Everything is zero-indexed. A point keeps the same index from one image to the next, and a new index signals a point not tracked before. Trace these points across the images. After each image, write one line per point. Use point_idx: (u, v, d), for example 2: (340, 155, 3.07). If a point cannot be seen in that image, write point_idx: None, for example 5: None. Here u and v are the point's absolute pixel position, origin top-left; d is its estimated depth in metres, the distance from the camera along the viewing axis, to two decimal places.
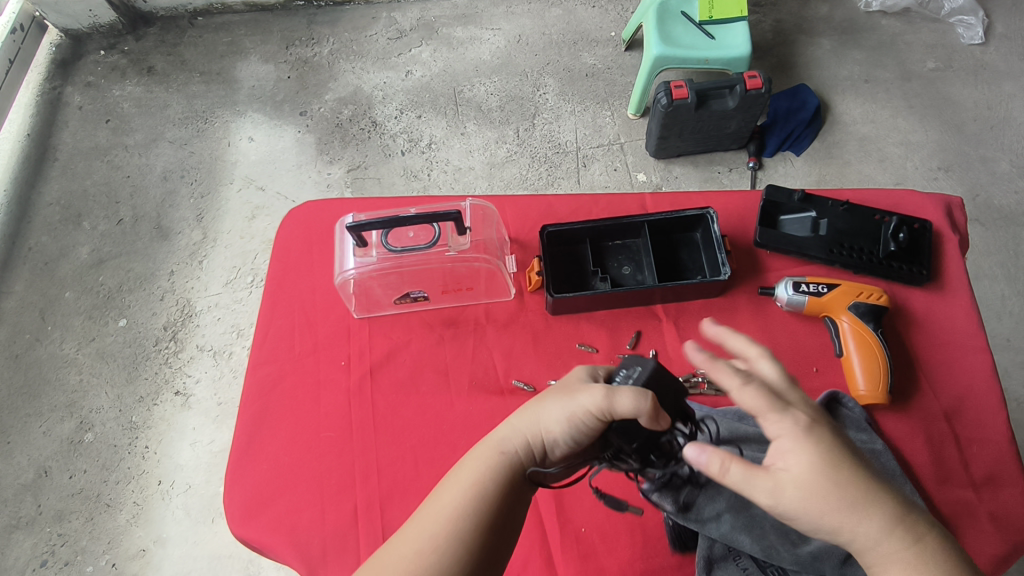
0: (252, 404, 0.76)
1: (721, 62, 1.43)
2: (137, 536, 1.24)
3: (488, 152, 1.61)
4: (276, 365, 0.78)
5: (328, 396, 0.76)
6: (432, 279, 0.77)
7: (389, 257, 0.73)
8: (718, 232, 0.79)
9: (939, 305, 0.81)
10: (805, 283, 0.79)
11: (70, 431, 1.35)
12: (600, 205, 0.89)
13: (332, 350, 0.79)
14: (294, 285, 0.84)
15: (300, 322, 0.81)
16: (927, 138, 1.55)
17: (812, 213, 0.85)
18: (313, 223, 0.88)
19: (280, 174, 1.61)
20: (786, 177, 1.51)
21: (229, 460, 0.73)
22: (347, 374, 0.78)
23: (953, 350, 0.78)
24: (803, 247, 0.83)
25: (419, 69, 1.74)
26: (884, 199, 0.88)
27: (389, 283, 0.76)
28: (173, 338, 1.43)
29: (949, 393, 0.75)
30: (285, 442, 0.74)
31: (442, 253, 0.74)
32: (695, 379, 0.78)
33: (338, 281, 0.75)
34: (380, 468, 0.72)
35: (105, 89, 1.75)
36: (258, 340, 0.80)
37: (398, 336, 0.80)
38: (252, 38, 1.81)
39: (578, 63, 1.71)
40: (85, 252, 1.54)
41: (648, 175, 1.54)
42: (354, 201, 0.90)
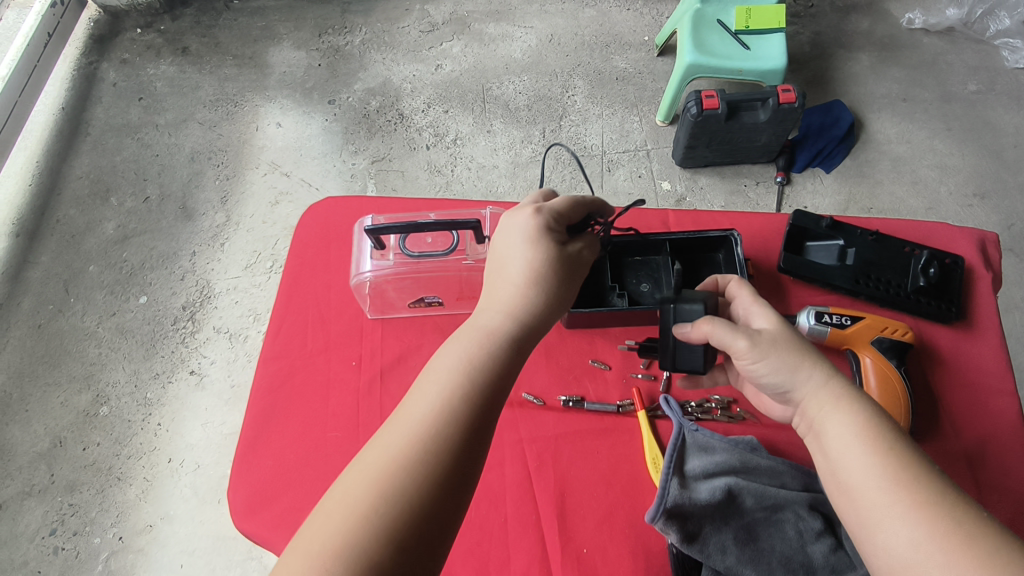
0: (261, 399, 0.76)
1: (755, 74, 1.41)
2: (145, 511, 1.26)
3: (513, 151, 1.60)
4: (287, 360, 0.78)
5: (337, 395, 0.76)
6: (448, 285, 0.77)
7: (406, 262, 0.73)
8: (740, 255, 0.78)
9: (967, 345, 0.78)
10: (827, 313, 0.76)
11: (86, 403, 1.37)
12: (621, 219, 0.88)
13: (344, 349, 0.79)
14: (309, 281, 0.84)
15: (314, 319, 0.81)
16: (964, 163, 1.51)
17: (839, 241, 0.84)
18: (332, 219, 0.89)
19: (305, 161, 1.62)
20: (814, 195, 1.48)
21: (236, 453, 0.73)
22: (357, 374, 0.78)
23: (978, 392, 0.75)
24: (828, 276, 0.81)
25: (448, 63, 1.73)
26: (916, 231, 0.86)
27: (404, 287, 0.76)
28: (191, 318, 1.45)
29: (971, 435, 0.73)
30: (292, 438, 0.74)
31: (459, 261, 0.74)
32: (708, 404, 0.76)
33: (354, 282, 0.75)
34: None
35: (139, 67, 1.77)
36: (271, 335, 0.80)
37: (411, 339, 0.80)
38: (286, 24, 1.82)
39: (609, 66, 1.70)
40: (110, 227, 1.56)
41: (672, 183, 1.52)
42: (375, 200, 0.90)
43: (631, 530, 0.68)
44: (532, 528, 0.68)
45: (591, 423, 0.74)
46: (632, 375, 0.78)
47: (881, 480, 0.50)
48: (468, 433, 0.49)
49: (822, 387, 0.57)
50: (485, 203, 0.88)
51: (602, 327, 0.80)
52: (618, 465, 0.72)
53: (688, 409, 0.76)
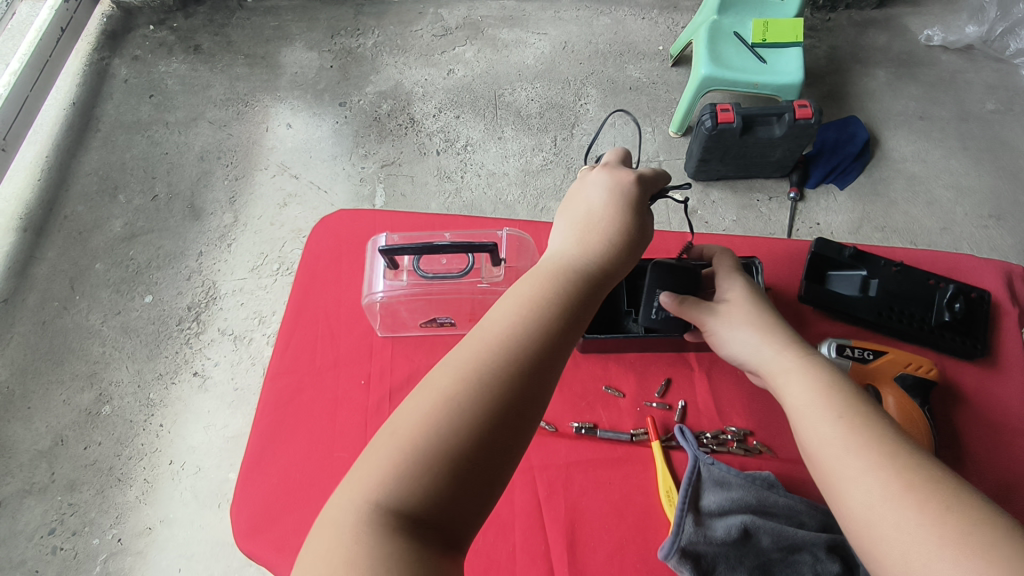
0: (268, 415, 0.75)
1: (771, 88, 1.39)
2: (144, 514, 1.26)
3: (524, 159, 1.59)
4: (295, 376, 0.77)
5: (346, 414, 0.75)
6: (460, 306, 0.77)
7: (419, 284, 0.72)
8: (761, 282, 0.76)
9: (991, 384, 0.77)
10: (849, 346, 0.75)
11: (89, 401, 1.37)
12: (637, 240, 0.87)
13: (353, 367, 0.78)
14: (320, 295, 0.83)
15: (323, 334, 0.80)
16: (980, 184, 1.49)
17: (863, 272, 0.82)
18: (344, 231, 0.88)
19: (314, 164, 1.61)
20: (827, 212, 1.47)
21: (241, 469, 0.72)
22: (366, 393, 0.77)
23: (1004, 433, 0.73)
24: (851, 308, 0.80)
25: (461, 68, 1.72)
26: (940, 263, 0.85)
27: (417, 307, 0.76)
28: (196, 319, 1.44)
29: (993, 478, 0.71)
30: (299, 457, 0.73)
31: (474, 284, 0.73)
32: (724, 436, 0.74)
33: (365, 302, 0.75)
34: None
35: (151, 64, 1.77)
36: (279, 349, 0.79)
37: (420, 359, 0.79)
38: (298, 24, 1.81)
39: (623, 75, 1.68)
40: (118, 225, 1.56)
41: (684, 196, 1.50)
42: (387, 215, 0.90)
43: (641, 565, 0.66)
44: (540, 559, 0.67)
45: (604, 452, 0.73)
46: (646, 403, 0.77)
47: (841, 437, 0.52)
48: (548, 353, 0.48)
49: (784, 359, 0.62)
50: (499, 222, 0.88)
51: (618, 353, 0.79)
52: (630, 496, 0.71)
53: (703, 440, 0.74)
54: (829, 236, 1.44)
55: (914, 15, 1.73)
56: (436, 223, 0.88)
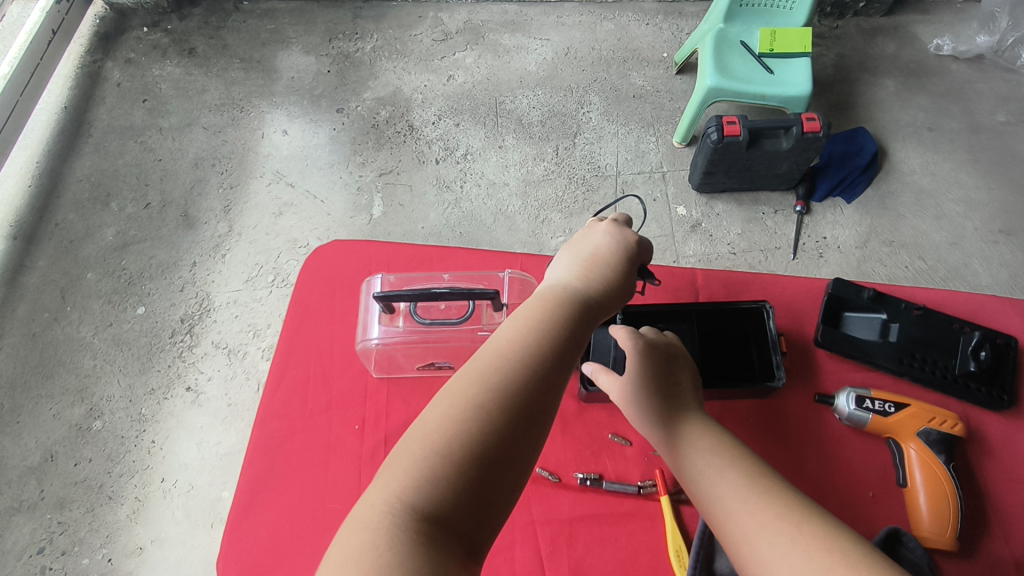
0: (256, 461, 0.73)
1: (778, 99, 1.36)
2: (136, 533, 1.23)
3: (525, 168, 1.55)
4: (286, 420, 0.75)
5: (338, 461, 0.73)
6: (459, 352, 0.77)
7: (416, 329, 0.72)
8: (773, 332, 0.77)
9: (1017, 435, 0.75)
10: (869, 398, 0.73)
11: (80, 416, 1.34)
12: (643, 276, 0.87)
13: (347, 411, 0.76)
14: (313, 334, 0.82)
15: (316, 375, 0.79)
16: (990, 198, 1.46)
17: (881, 315, 0.81)
18: (339, 266, 0.88)
19: (310, 172, 1.58)
20: (834, 225, 1.44)
21: (228, 520, 0.70)
22: (360, 439, 0.75)
23: None
24: (870, 353, 0.79)
25: (461, 74, 1.69)
26: (963, 304, 0.84)
27: (414, 352, 0.75)
28: (189, 332, 1.41)
29: (1019, 538, 0.70)
30: (288, 507, 0.70)
31: (474, 331, 0.73)
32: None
33: (360, 346, 0.74)
34: None
35: (145, 67, 1.73)
36: (270, 391, 0.77)
37: (417, 403, 0.77)
38: (296, 27, 1.78)
39: (626, 83, 1.65)
40: (110, 233, 1.53)
41: (688, 209, 1.47)
42: (383, 246, 0.89)
43: None
44: None
45: (609, 506, 0.72)
46: (655, 453, 0.75)
47: (721, 477, 0.54)
48: (563, 360, 0.49)
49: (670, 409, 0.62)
50: (499, 260, 0.87)
51: None
52: (638, 554, 0.69)
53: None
54: (836, 251, 1.41)
55: (924, 23, 1.70)
56: (434, 259, 0.87)
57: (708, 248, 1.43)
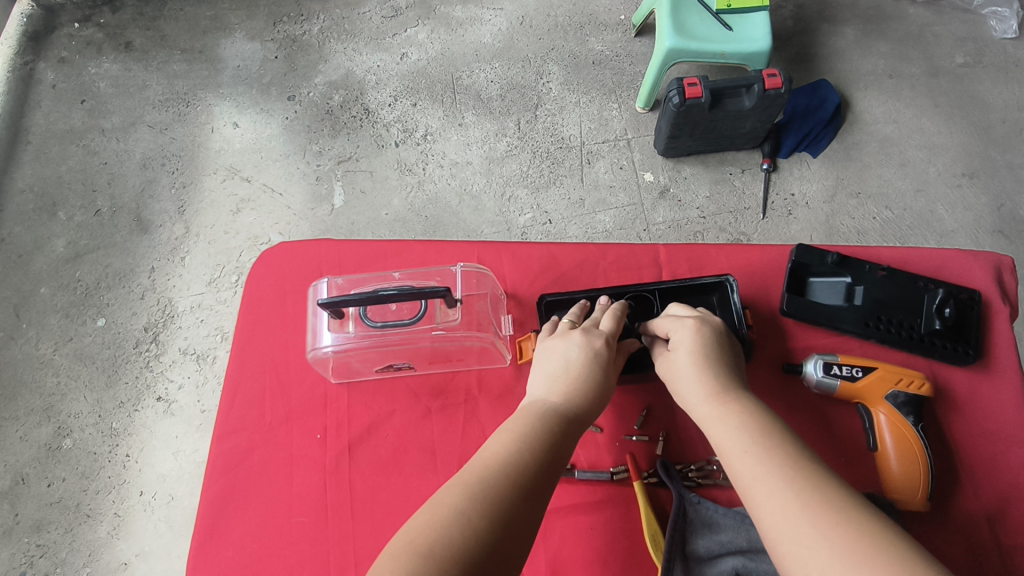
0: (216, 481, 0.72)
1: (738, 57, 1.34)
2: (119, 549, 1.20)
3: (487, 145, 1.51)
4: (244, 435, 0.74)
5: (302, 473, 0.72)
6: (417, 353, 0.74)
7: (368, 333, 0.70)
8: (738, 303, 0.76)
9: (982, 388, 0.76)
10: (837, 364, 0.74)
11: (48, 436, 1.30)
12: (607, 257, 0.85)
13: (307, 420, 0.75)
14: (266, 341, 0.80)
15: (273, 386, 0.77)
16: (953, 141, 1.47)
17: (846, 279, 0.80)
18: (288, 269, 0.85)
19: (265, 164, 1.52)
20: (802, 181, 1.43)
21: (192, 543, 0.69)
22: (322, 449, 0.73)
23: (998, 443, 0.73)
24: (836, 319, 0.78)
25: (414, 52, 1.63)
26: (928, 261, 0.84)
27: (369, 357, 0.73)
28: (154, 340, 1.37)
29: (991, 493, 0.71)
30: (254, 527, 0.70)
31: (428, 331, 0.70)
32: (709, 467, 0.73)
33: (312, 355, 0.72)
34: (357, 560, 0.67)
35: (80, 66, 1.64)
36: (225, 407, 0.75)
37: (381, 407, 0.75)
38: (236, 12, 1.69)
39: (585, 49, 1.61)
40: (61, 244, 1.46)
41: (655, 175, 1.45)
42: (333, 243, 0.86)
43: None
44: None
45: (582, 496, 0.71)
46: (626, 438, 0.75)
47: (765, 472, 0.52)
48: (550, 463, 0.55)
49: (708, 397, 0.61)
50: (460, 252, 0.85)
51: None
52: (613, 542, 0.69)
53: (688, 474, 0.73)
54: (804, 207, 1.41)
55: None
56: (387, 255, 0.85)
57: (677, 213, 1.41)
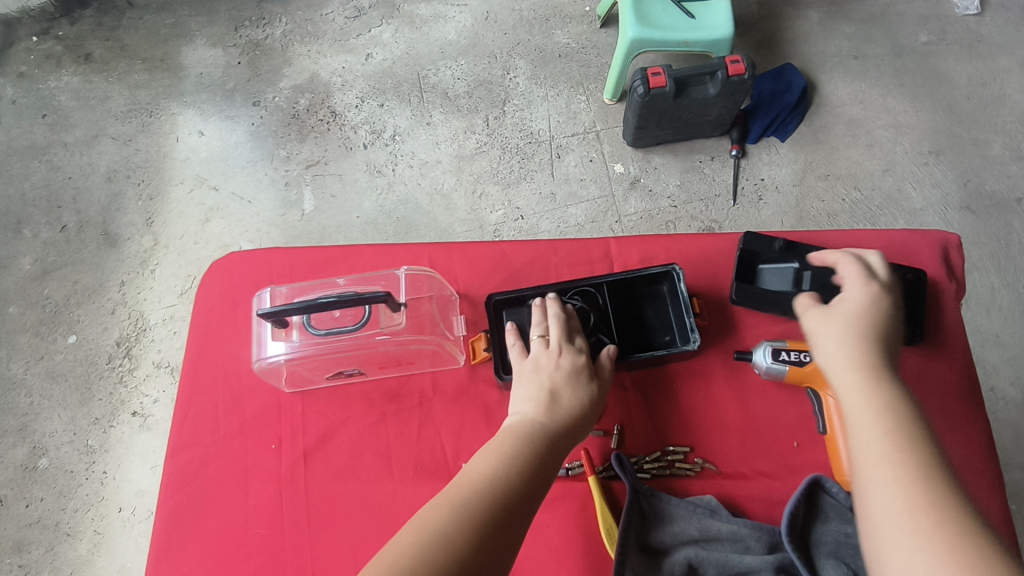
0: (171, 498, 0.71)
1: (702, 44, 1.34)
2: (100, 566, 1.19)
3: (457, 143, 1.51)
4: (198, 449, 0.73)
5: (257, 484, 0.71)
6: (367, 359, 0.73)
7: (313, 340, 0.69)
8: (685, 293, 0.77)
9: (931, 366, 0.77)
10: (786, 350, 0.73)
11: (23, 456, 1.28)
12: (558, 253, 0.85)
13: (261, 430, 0.74)
14: (217, 353, 0.79)
15: (225, 398, 0.76)
16: (918, 120, 1.47)
17: (794, 264, 0.79)
18: (237, 278, 0.84)
19: (233, 172, 1.51)
20: (771, 165, 1.44)
21: (148, 560, 0.68)
22: (277, 459, 0.73)
23: (948, 418, 0.74)
24: (785, 306, 0.78)
25: (379, 52, 1.61)
26: (877, 239, 0.84)
27: (317, 365, 0.72)
28: (127, 355, 1.35)
29: None
30: (209, 541, 0.69)
31: (374, 336, 0.70)
32: (665, 458, 0.74)
33: (258, 365, 0.71)
34: (315, 569, 0.67)
35: (39, 80, 1.61)
36: (178, 422, 0.75)
37: (335, 414, 0.75)
38: (197, 19, 1.67)
39: (551, 42, 1.60)
40: (27, 262, 1.44)
41: (625, 165, 1.45)
42: (281, 251, 0.85)
43: None
44: None
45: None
46: None
47: (889, 456, 0.52)
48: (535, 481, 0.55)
49: (845, 362, 0.60)
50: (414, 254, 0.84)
51: None
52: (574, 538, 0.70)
53: (642, 465, 0.73)
54: (774, 191, 1.41)
55: None
56: (337, 261, 0.84)
57: (649, 203, 1.42)
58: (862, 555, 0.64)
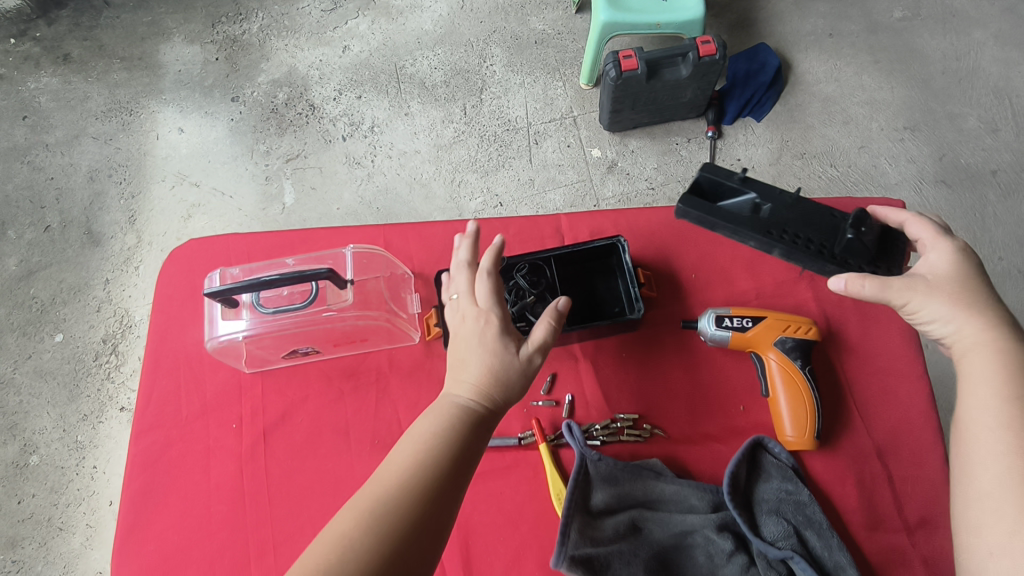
0: (136, 479, 0.73)
1: (673, 26, 1.34)
2: (93, 559, 1.21)
3: (435, 133, 1.51)
4: (162, 431, 0.75)
5: (219, 463, 0.74)
6: (319, 336, 0.75)
7: (263, 320, 0.71)
8: (629, 264, 0.80)
9: (873, 330, 0.81)
10: (728, 317, 0.76)
11: (14, 454, 1.30)
12: (511, 229, 0.88)
13: (222, 411, 0.76)
14: (178, 337, 0.81)
15: (187, 380, 0.78)
16: (893, 96, 1.48)
17: (753, 196, 0.73)
18: (197, 264, 0.85)
19: (214, 168, 1.51)
20: (747, 146, 1.44)
21: (115, 540, 0.70)
22: (239, 439, 0.75)
23: (889, 379, 0.78)
24: (740, 229, 0.72)
25: (357, 44, 1.62)
26: None
27: (270, 343, 0.74)
28: (114, 352, 1.37)
29: (883, 427, 0.76)
30: (173, 519, 0.71)
31: (321, 313, 0.72)
32: (614, 425, 0.77)
33: (211, 346, 0.73)
34: (277, 541, 0.70)
35: (18, 82, 1.62)
36: (141, 405, 0.77)
37: (293, 393, 0.78)
38: (173, 16, 1.67)
39: (526, 29, 1.60)
40: (13, 263, 1.45)
41: (602, 150, 1.46)
42: (240, 237, 0.87)
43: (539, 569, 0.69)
44: None
45: (493, 463, 0.75)
46: (533, 404, 0.78)
47: (999, 427, 0.54)
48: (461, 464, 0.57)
49: (979, 329, 0.62)
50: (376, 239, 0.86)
51: None
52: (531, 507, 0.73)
53: (592, 433, 0.76)
54: (751, 170, 1.42)
55: None
56: (294, 244, 0.86)
57: (626, 186, 1.42)
58: (801, 511, 0.69)
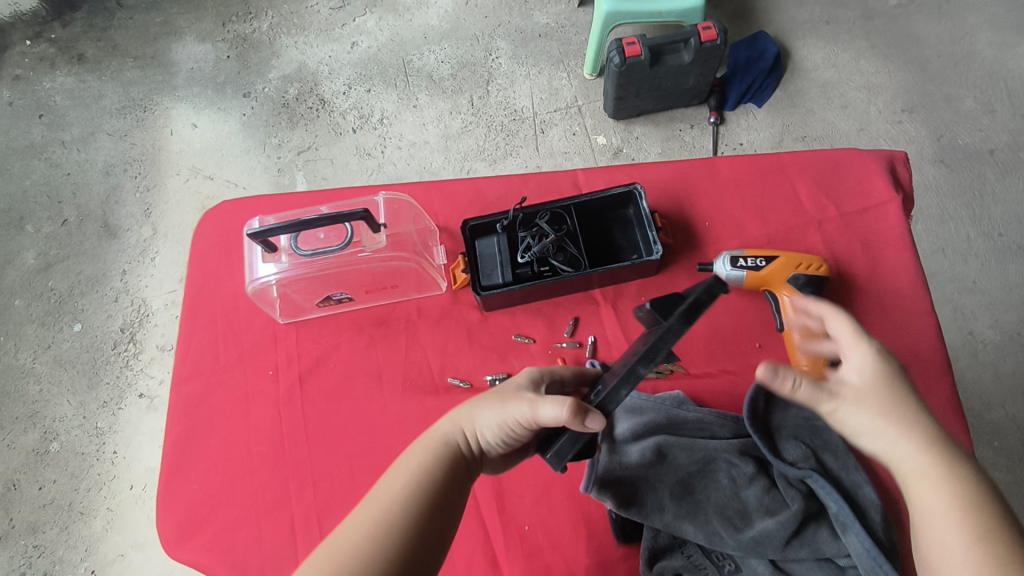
0: (179, 423, 0.80)
1: (674, 15, 1.39)
2: (114, 541, 1.23)
3: (443, 124, 1.55)
4: (202, 378, 0.83)
5: (258, 407, 0.81)
6: (354, 278, 0.80)
7: (301, 262, 0.76)
8: (646, 209, 0.83)
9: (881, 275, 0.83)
10: (742, 257, 0.82)
11: (35, 441, 1.32)
12: (529, 183, 0.92)
13: (259, 360, 0.84)
14: (215, 293, 0.88)
15: (225, 333, 0.85)
16: (891, 80, 1.52)
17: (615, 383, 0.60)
18: (230, 225, 0.92)
19: (227, 162, 1.55)
20: (749, 132, 1.48)
21: (163, 480, 0.77)
22: (275, 384, 0.82)
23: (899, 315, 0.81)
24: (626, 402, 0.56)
25: (364, 39, 1.65)
26: (827, 159, 0.91)
27: (308, 285, 0.79)
28: (131, 340, 1.39)
29: None
30: (215, 458, 0.78)
31: (357, 253, 0.76)
32: None
33: (253, 289, 0.78)
34: (314, 477, 0.77)
35: (34, 82, 1.65)
36: (182, 356, 0.84)
37: (327, 340, 0.85)
38: (185, 16, 1.71)
39: (530, 23, 1.64)
40: (31, 256, 1.48)
41: (608, 137, 1.49)
42: (269, 199, 0.92)
43: (567, 500, 0.76)
44: (475, 519, 0.76)
45: None
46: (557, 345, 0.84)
47: (938, 485, 0.53)
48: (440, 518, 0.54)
49: (889, 376, 0.60)
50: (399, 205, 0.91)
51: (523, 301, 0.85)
52: None
53: None
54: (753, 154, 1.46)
55: None
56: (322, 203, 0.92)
57: None
58: (821, 434, 0.69)
